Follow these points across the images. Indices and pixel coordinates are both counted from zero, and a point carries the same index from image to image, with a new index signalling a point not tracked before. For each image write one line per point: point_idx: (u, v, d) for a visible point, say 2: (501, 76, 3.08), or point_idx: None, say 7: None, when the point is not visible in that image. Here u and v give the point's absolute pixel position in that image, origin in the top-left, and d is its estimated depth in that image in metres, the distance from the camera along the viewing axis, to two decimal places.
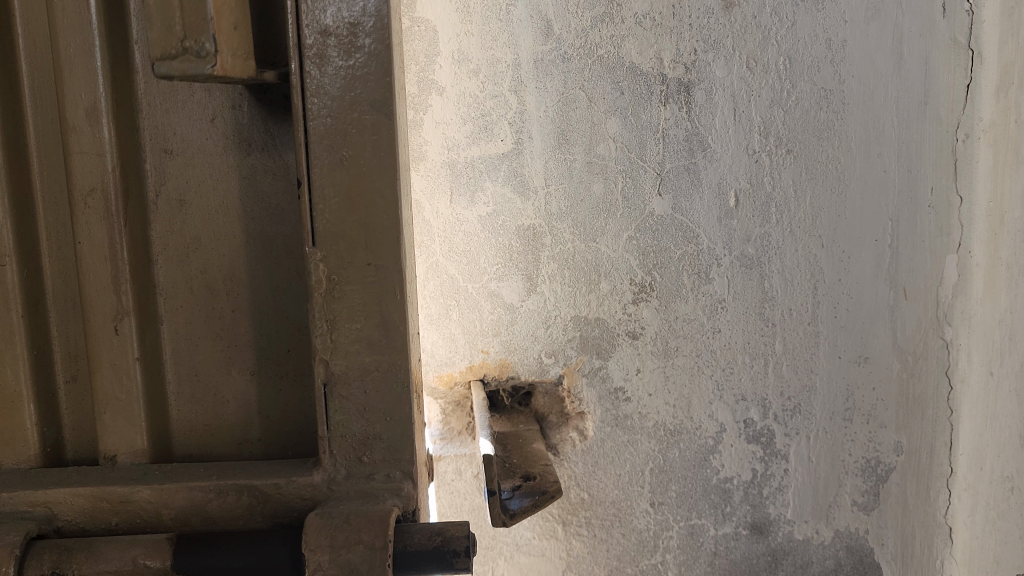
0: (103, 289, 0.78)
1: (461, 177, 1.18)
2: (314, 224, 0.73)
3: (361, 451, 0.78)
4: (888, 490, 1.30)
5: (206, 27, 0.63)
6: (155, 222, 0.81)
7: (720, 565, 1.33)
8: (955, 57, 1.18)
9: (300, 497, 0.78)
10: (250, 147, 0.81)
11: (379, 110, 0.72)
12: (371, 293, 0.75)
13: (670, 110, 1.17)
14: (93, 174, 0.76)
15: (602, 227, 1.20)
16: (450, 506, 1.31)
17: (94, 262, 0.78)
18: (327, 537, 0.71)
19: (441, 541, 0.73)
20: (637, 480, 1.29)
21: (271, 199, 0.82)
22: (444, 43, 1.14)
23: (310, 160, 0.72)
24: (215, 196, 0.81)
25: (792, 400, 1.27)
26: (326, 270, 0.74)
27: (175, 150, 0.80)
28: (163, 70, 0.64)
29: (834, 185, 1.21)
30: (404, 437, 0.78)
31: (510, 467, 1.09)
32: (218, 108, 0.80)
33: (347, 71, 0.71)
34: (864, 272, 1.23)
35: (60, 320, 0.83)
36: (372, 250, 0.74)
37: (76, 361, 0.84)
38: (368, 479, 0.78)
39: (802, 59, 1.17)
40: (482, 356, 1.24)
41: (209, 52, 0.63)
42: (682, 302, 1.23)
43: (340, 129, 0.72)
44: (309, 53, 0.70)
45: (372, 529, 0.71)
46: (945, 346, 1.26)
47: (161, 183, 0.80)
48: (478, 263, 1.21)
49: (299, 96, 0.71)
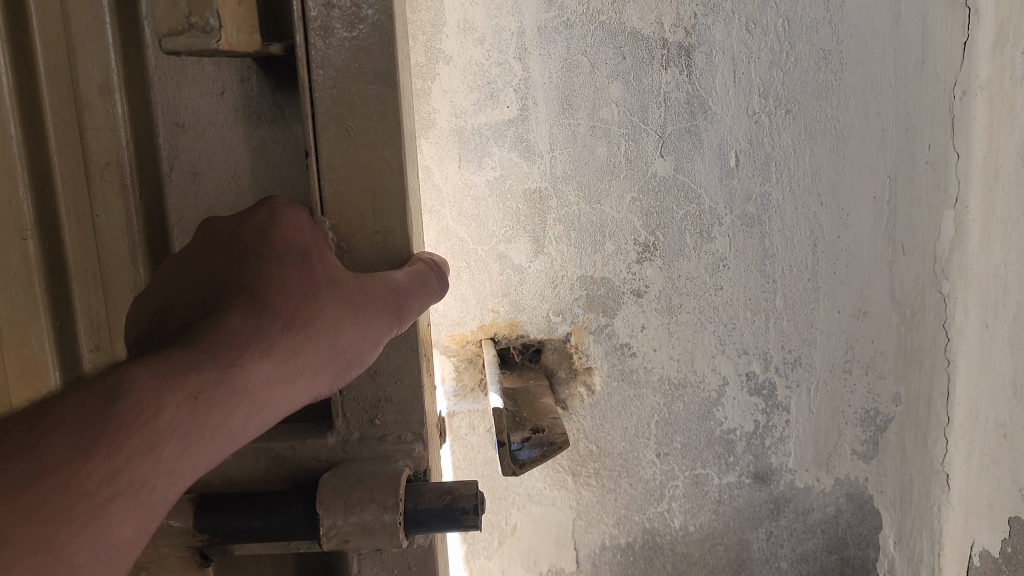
0: (121, 258, 0.79)
1: (470, 143, 1.22)
2: (322, 191, 0.71)
3: (373, 413, 0.79)
4: (887, 439, 1.35)
5: (212, 3, 0.60)
6: (172, 193, 0.81)
7: (725, 513, 1.37)
8: (954, 15, 1.21)
9: (315, 459, 0.79)
10: (260, 120, 0.79)
11: (383, 81, 0.70)
12: (383, 263, 0.73)
13: (671, 73, 1.20)
14: (108, 147, 0.78)
15: (606, 189, 1.24)
16: (463, 459, 1.36)
17: (113, 234, 0.79)
18: (341, 496, 0.72)
19: (450, 499, 0.73)
20: (643, 432, 1.33)
21: (281, 170, 0.80)
22: (449, 13, 1.18)
23: (317, 130, 0.70)
24: (227, 169, 0.80)
25: (793, 353, 1.31)
26: (336, 237, 0.72)
27: (187, 123, 0.79)
28: (170, 46, 0.61)
29: (833, 145, 1.24)
30: (414, 400, 0.80)
31: (519, 420, 1.15)
32: (226, 81, 0.78)
33: (351, 43, 0.68)
34: (863, 229, 1.27)
35: (82, 291, 0.80)
36: (380, 218, 0.72)
37: (103, 329, 0.81)
38: (380, 441, 0.79)
39: (800, 21, 1.20)
40: (492, 316, 1.29)
41: (214, 27, 0.60)
42: (685, 261, 1.27)
43: (344, 100, 0.69)
44: (313, 26, 0.67)
45: (384, 488, 0.72)
46: (941, 299, 1.31)
47: (174, 156, 0.80)
48: (487, 226, 1.25)
49: (304, 67, 0.68)
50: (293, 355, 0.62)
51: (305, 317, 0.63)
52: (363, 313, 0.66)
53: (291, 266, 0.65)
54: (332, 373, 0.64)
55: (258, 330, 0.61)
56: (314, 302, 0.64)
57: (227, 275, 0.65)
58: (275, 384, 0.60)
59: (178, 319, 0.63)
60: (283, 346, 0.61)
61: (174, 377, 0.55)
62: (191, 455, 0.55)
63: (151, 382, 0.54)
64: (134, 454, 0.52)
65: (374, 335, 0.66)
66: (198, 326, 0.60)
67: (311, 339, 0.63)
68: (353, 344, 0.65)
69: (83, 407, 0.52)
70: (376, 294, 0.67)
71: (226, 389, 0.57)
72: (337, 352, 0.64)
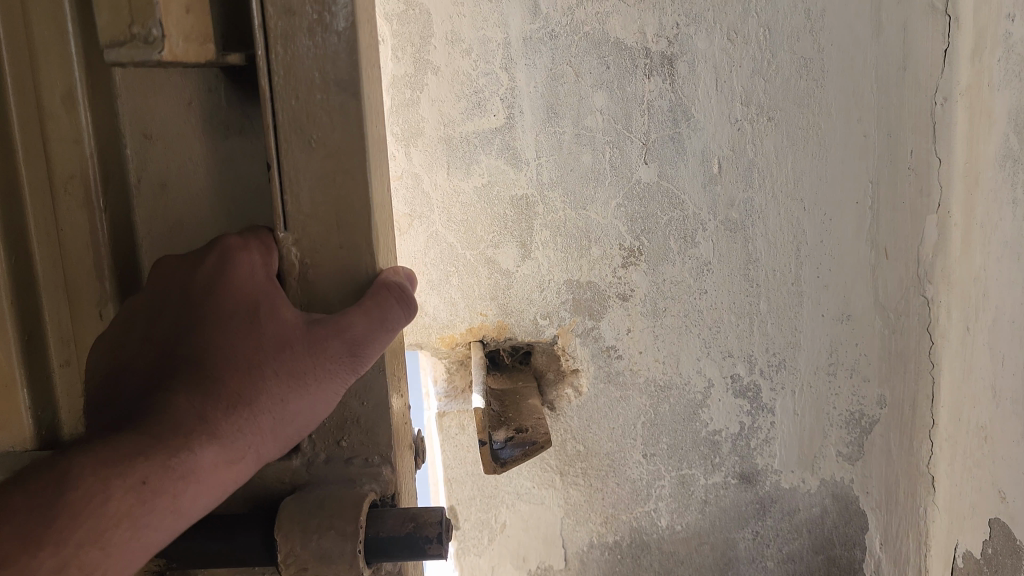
0: (86, 273, 0.64)
1: (458, 150, 1.25)
2: (285, 207, 0.63)
3: (339, 433, 0.68)
4: (872, 441, 1.37)
5: (151, 11, 0.53)
6: (139, 209, 0.67)
7: (711, 513, 1.40)
8: (935, 23, 1.23)
9: (278, 481, 0.67)
10: (228, 130, 0.66)
11: (346, 90, 0.61)
12: (348, 282, 0.65)
13: (654, 82, 1.23)
14: (70, 159, 0.62)
15: (592, 195, 1.27)
16: (454, 458, 1.39)
17: (76, 246, 0.64)
18: (299, 522, 0.61)
19: (414, 527, 0.63)
20: (630, 432, 1.36)
21: (249, 187, 0.67)
22: (438, 24, 1.20)
23: (279, 141, 0.61)
24: (191, 185, 0.67)
25: (777, 356, 1.33)
26: (299, 255, 0.64)
27: (156, 135, 0.65)
28: (110, 58, 0.54)
29: (815, 150, 1.26)
30: (384, 419, 0.68)
31: (501, 419, 1.18)
32: (193, 90, 0.65)
33: (316, 52, 0.60)
34: (846, 234, 1.30)
35: (51, 304, 0.64)
36: (346, 234, 0.64)
37: (71, 344, 0.66)
38: (347, 463, 0.68)
39: (781, 30, 1.22)
40: (480, 319, 1.32)
41: (156, 37, 0.53)
42: (669, 265, 1.30)
43: (307, 108, 0.61)
44: (274, 34, 0.59)
45: (344, 514, 0.61)
46: (926, 304, 1.33)
47: (141, 169, 0.66)
48: (475, 231, 1.28)
49: (265, 79, 0.60)
50: (237, 434, 0.55)
51: (252, 391, 0.56)
52: (313, 381, 0.58)
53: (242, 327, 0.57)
54: (283, 445, 0.58)
55: (203, 411, 0.54)
56: (258, 374, 0.56)
57: (170, 339, 0.58)
58: (219, 469, 0.54)
59: (124, 386, 0.56)
60: (230, 425, 0.55)
61: (118, 466, 0.50)
62: (139, 540, 0.50)
63: (96, 472, 0.49)
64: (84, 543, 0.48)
65: (329, 397, 0.59)
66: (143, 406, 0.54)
67: (255, 416, 0.56)
68: (305, 409, 0.58)
69: (33, 497, 0.48)
70: (330, 354, 0.59)
71: (173, 474, 0.51)
72: (285, 427, 0.58)
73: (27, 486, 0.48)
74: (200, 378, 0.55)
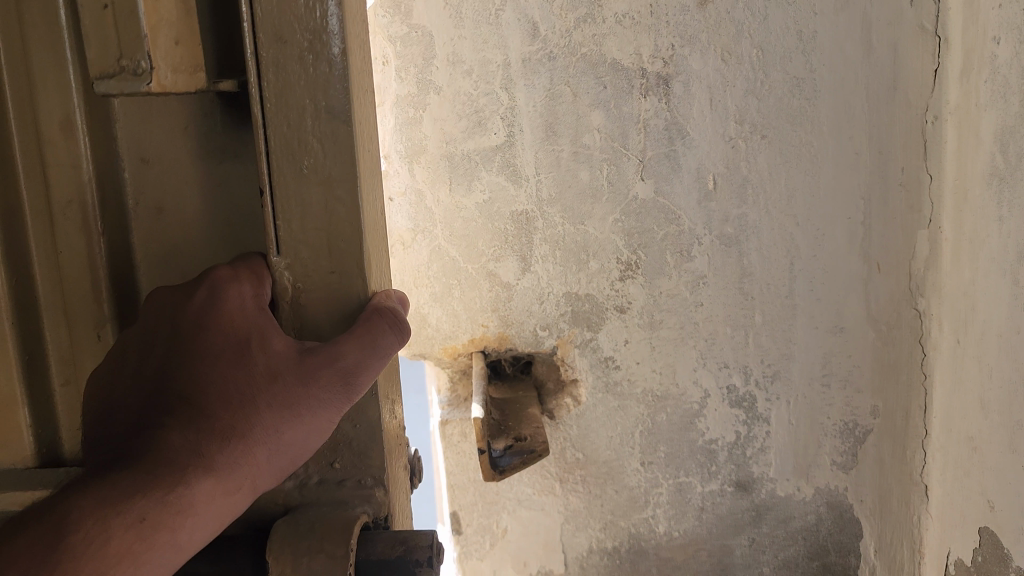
0: (84, 297, 0.70)
1: (459, 168, 1.29)
2: (277, 232, 0.67)
3: (331, 457, 0.73)
4: (866, 450, 1.40)
5: (140, 45, 0.58)
6: (136, 232, 0.72)
7: (707, 520, 1.43)
8: (924, 44, 1.27)
9: (272, 503, 0.72)
10: (223, 155, 0.71)
11: (336, 117, 0.66)
12: (338, 305, 0.70)
13: (650, 101, 1.26)
14: (68, 185, 0.68)
15: (589, 210, 1.30)
16: (457, 465, 1.42)
17: (74, 270, 0.69)
18: (290, 546, 0.65)
19: (404, 551, 0.67)
20: (628, 441, 1.40)
21: (243, 210, 0.72)
22: (439, 47, 1.24)
23: (272, 169, 0.66)
24: (187, 208, 0.72)
25: (771, 367, 1.37)
26: (292, 278, 0.69)
27: (152, 158, 0.71)
28: (102, 89, 0.59)
29: (808, 167, 1.29)
30: (374, 441, 0.73)
31: (502, 428, 1.23)
32: (189, 115, 0.70)
33: (306, 81, 0.65)
34: (838, 246, 1.33)
35: (53, 326, 0.70)
36: (335, 257, 0.68)
37: (72, 365, 0.72)
38: (339, 485, 0.73)
39: (774, 50, 1.24)
40: (482, 330, 1.37)
41: (144, 70, 0.58)
42: (666, 278, 1.33)
43: (295, 137, 0.65)
44: (263, 64, 0.64)
45: (335, 538, 0.65)
46: (917, 316, 1.38)
47: (138, 192, 0.71)
48: (476, 246, 1.33)
49: (258, 106, 0.65)
50: (232, 466, 0.59)
51: (246, 424, 0.61)
52: (307, 411, 0.63)
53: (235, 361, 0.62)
54: (280, 472, 0.63)
55: (197, 446, 0.59)
56: (251, 408, 0.61)
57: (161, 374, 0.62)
58: (217, 500, 0.58)
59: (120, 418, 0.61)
60: (224, 458, 0.59)
61: (115, 506, 0.54)
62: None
63: (96, 512, 0.54)
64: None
65: (323, 425, 0.64)
66: (134, 441, 0.58)
67: (251, 447, 0.61)
68: (299, 439, 0.63)
69: (34, 545, 0.53)
70: (320, 384, 0.63)
71: (170, 509, 0.56)
72: (280, 455, 0.62)
73: (32, 529, 0.53)
74: (195, 414, 0.60)
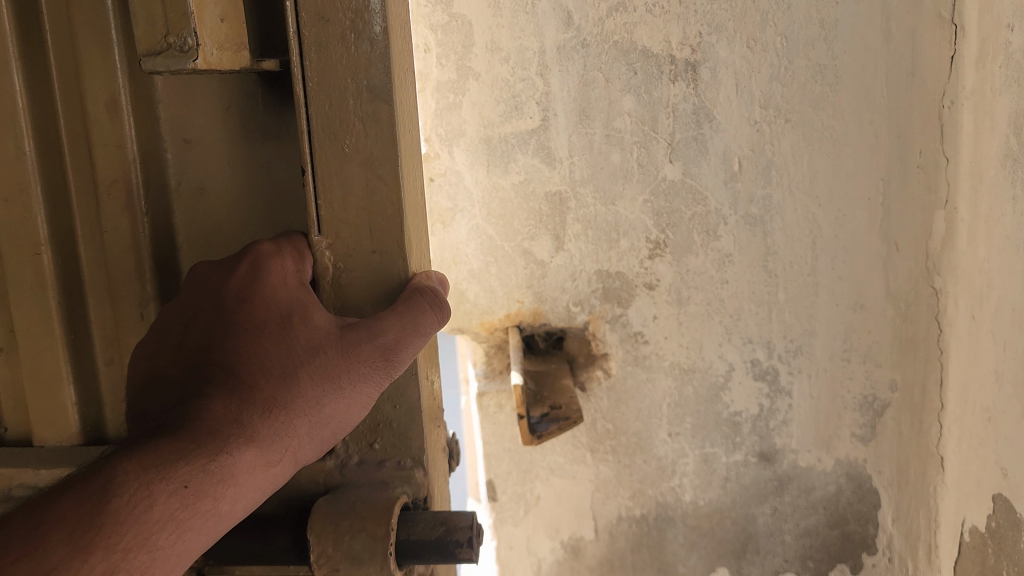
0: (127, 275, 0.78)
1: (497, 150, 1.36)
2: (320, 212, 0.74)
3: (371, 437, 0.79)
4: (884, 423, 1.46)
5: (186, 22, 0.64)
6: (178, 212, 0.80)
7: (731, 489, 1.49)
8: (941, 32, 1.32)
9: (313, 482, 0.78)
10: (264, 136, 0.78)
11: (379, 96, 0.72)
12: (377, 284, 0.76)
13: (679, 87, 1.32)
14: (111, 165, 0.76)
15: (621, 191, 1.37)
16: (493, 435, 1.50)
17: (116, 251, 0.78)
18: (331, 523, 0.72)
19: (443, 531, 0.72)
20: (656, 412, 1.47)
21: (284, 188, 0.79)
22: (478, 35, 1.31)
23: (314, 149, 0.73)
24: (231, 189, 0.79)
25: (794, 342, 1.43)
26: (333, 257, 0.75)
27: (194, 139, 0.78)
28: (150, 65, 0.66)
29: (829, 150, 1.36)
30: (410, 422, 0.79)
31: (538, 395, 1.30)
32: (231, 98, 0.77)
33: (348, 59, 0.71)
34: (859, 227, 1.39)
35: (97, 308, 0.79)
36: (376, 237, 0.75)
37: (114, 344, 0.80)
38: (379, 466, 0.79)
39: (797, 39, 1.30)
40: (518, 305, 1.44)
41: (190, 46, 0.65)
42: (693, 257, 1.40)
43: (336, 117, 0.72)
44: (307, 42, 0.71)
45: (375, 518, 0.72)
46: (934, 294, 1.42)
47: (180, 173, 0.79)
48: (513, 224, 1.40)
49: (299, 83, 0.71)
50: (274, 436, 0.66)
51: (287, 397, 0.68)
52: (346, 384, 0.70)
53: (276, 336, 0.69)
54: (319, 445, 0.70)
55: (239, 415, 0.65)
56: (293, 382, 0.68)
57: (202, 349, 0.69)
58: (258, 467, 0.65)
59: (163, 388, 0.68)
60: (266, 429, 0.66)
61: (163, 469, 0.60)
62: (185, 540, 0.61)
63: (142, 474, 0.59)
64: (133, 546, 0.58)
65: (361, 399, 0.71)
66: (178, 413, 0.64)
67: (292, 419, 0.68)
68: (338, 413, 0.70)
69: (82, 502, 0.57)
70: (359, 360, 0.71)
71: (212, 477, 0.62)
72: (319, 427, 0.69)
73: (76, 493, 0.58)
74: (240, 387, 0.67)
